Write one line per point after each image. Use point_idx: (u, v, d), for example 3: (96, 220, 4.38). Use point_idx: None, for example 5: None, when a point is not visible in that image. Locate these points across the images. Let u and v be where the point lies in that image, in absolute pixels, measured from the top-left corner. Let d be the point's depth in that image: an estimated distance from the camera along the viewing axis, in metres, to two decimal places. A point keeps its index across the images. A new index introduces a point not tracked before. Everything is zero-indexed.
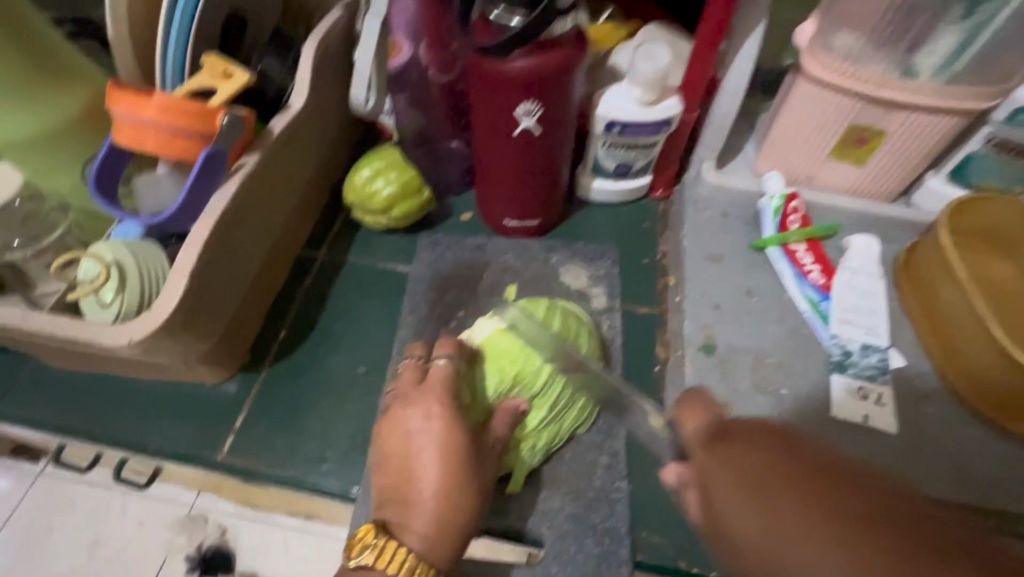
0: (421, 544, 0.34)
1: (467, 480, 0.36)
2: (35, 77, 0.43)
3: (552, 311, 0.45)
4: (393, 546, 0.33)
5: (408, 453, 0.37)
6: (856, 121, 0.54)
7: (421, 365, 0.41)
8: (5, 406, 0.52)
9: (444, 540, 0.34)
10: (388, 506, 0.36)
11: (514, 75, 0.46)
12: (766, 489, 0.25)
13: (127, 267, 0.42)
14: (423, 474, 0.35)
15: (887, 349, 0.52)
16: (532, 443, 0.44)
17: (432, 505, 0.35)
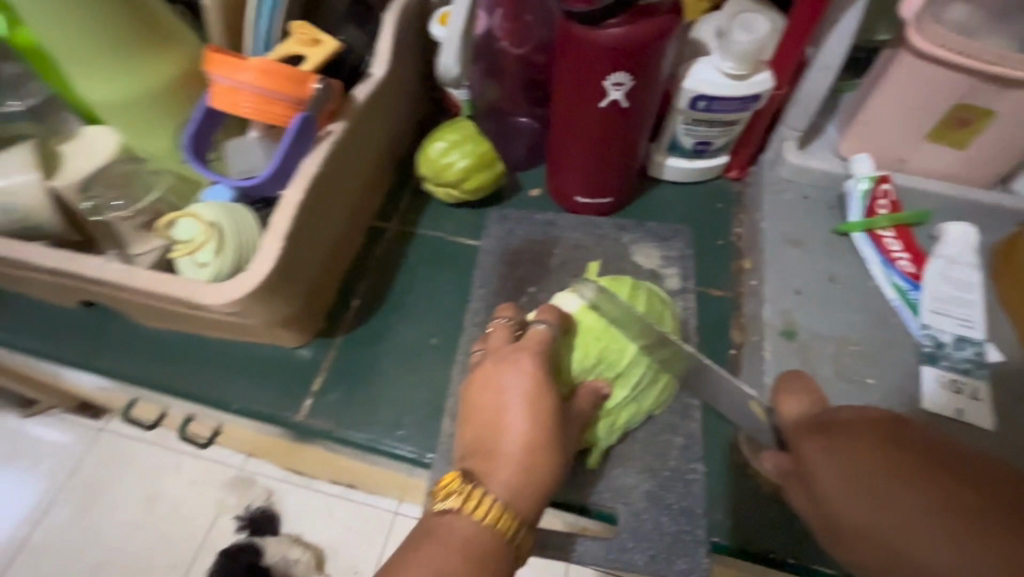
0: (506, 493, 0.33)
1: (552, 444, 0.36)
2: (137, 42, 0.44)
3: (637, 290, 0.46)
4: (479, 492, 0.33)
5: (496, 409, 0.37)
6: (962, 100, 0.50)
7: (513, 328, 0.42)
8: (103, 358, 0.55)
9: (529, 492, 0.34)
10: (471, 459, 0.36)
11: (608, 43, 0.45)
12: (870, 475, 0.28)
13: (226, 229, 0.43)
14: (511, 430, 0.35)
15: (983, 342, 0.49)
16: (611, 422, 0.44)
17: (517, 456, 0.35)
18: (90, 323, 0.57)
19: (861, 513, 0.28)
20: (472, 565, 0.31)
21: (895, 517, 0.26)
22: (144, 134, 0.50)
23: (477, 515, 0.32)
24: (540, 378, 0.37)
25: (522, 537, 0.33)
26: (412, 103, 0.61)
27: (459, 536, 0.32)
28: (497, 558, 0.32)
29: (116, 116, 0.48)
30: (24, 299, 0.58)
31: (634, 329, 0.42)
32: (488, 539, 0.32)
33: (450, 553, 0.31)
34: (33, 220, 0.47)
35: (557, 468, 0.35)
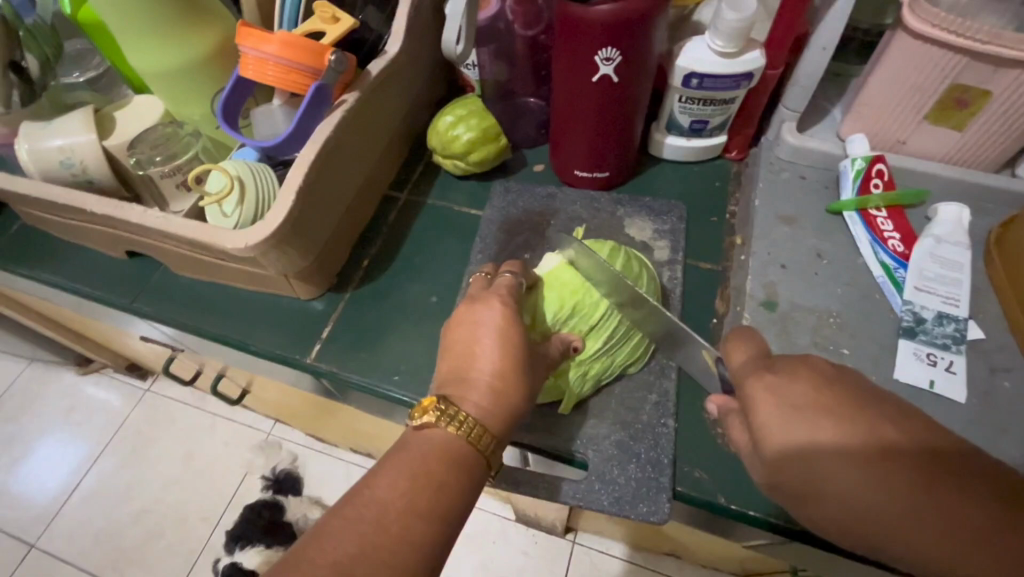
0: (478, 412, 0.37)
1: (520, 375, 0.39)
2: (182, 20, 0.50)
3: (616, 253, 0.49)
4: (453, 411, 0.37)
5: (470, 343, 0.40)
6: (956, 81, 0.51)
7: (489, 278, 0.46)
8: (144, 302, 0.62)
9: (499, 411, 0.38)
10: (446, 385, 0.40)
11: (598, 20, 0.48)
12: (810, 408, 0.34)
13: (247, 182, 0.49)
14: (482, 362, 0.39)
15: (967, 320, 0.49)
16: (585, 370, 0.47)
17: (487, 383, 0.38)
18: (135, 271, 0.64)
19: (795, 435, 0.34)
20: (447, 466, 0.35)
21: (825, 441, 0.33)
22: (184, 102, 0.56)
23: (451, 428, 0.36)
24: (511, 324, 0.41)
25: (493, 449, 0.37)
26: (426, 80, 0.66)
27: (435, 446, 0.36)
28: (470, 466, 0.36)
29: (161, 85, 0.54)
30: (82, 250, 0.66)
31: (608, 286, 0.47)
32: (461, 448, 0.36)
33: (427, 458, 0.35)
34: (88, 174, 0.54)
35: (524, 392, 0.39)
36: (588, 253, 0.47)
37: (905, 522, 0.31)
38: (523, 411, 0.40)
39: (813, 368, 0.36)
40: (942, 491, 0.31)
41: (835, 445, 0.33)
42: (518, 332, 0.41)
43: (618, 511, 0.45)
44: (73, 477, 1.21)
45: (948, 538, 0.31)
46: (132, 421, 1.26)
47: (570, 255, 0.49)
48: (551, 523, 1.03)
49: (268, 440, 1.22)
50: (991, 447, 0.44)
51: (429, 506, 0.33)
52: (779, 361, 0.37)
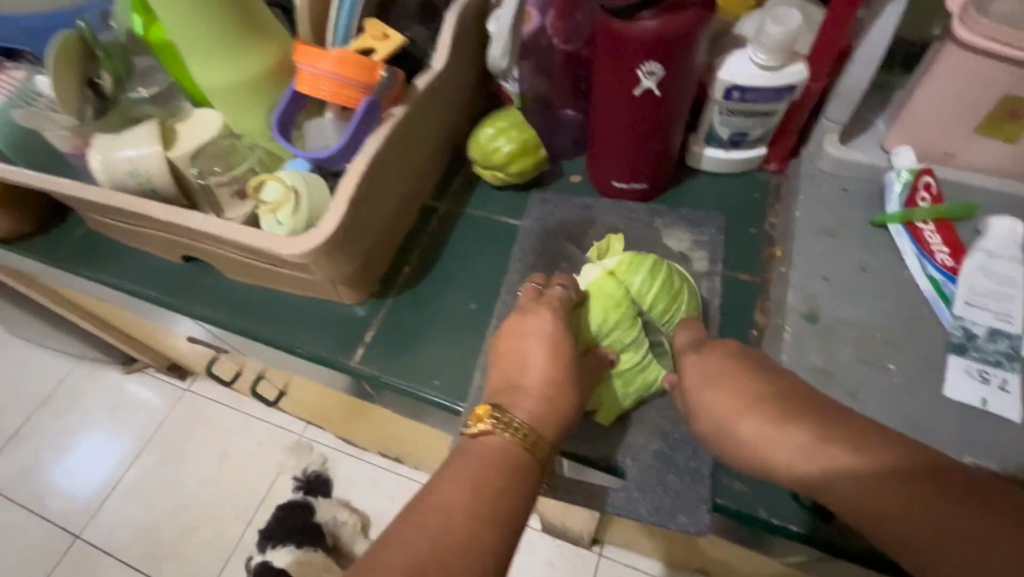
0: (530, 418, 0.39)
1: (569, 386, 0.42)
2: (245, 37, 0.54)
3: (658, 267, 0.48)
4: (508, 417, 0.39)
5: (522, 353, 0.43)
6: (1010, 92, 0.50)
7: (540, 289, 0.47)
8: (198, 304, 0.65)
9: (550, 418, 0.40)
10: (497, 395, 0.42)
11: (645, 36, 0.49)
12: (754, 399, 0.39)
13: (301, 191, 0.52)
14: (533, 372, 0.42)
15: (1020, 336, 0.48)
16: (625, 383, 0.47)
17: (539, 392, 0.41)
18: (190, 275, 0.68)
19: (750, 427, 0.38)
20: (505, 471, 0.36)
21: (779, 426, 0.37)
22: (240, 116, 0.58)
23: (506, 434, 0.38)
24: (560, 336, 0.43)
25: (546, 454, 0.39)
26: (466, 93, 0.67)
27: (492, 452, 0.37)
28: (527, 471, 0.37)
29: (220, 100, 0.57)
30: (140, 254, 0.70)
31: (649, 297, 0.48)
32: (517, 453, 0.37)
33: (487, 465, 0.36)
34: (152, 184, 0.57)
35: (573, 401, 0.41)
36: (631, 264, 0.48)
37: (900, 509, 0.33)
38: (572, 420, 0.41)
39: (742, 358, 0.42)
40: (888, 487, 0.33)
41: (790, 430, 0.37)
42: (566, 345, 0.43)
43: (657, 521, 0.45)
44: (118, 470, 1.26)
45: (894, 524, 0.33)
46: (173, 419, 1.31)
47: (610, 266, 0.48)
48: (577, 533, 1.03)
49: (300, 441, 1.25)
50: None
51: (492, 511, 0.34)
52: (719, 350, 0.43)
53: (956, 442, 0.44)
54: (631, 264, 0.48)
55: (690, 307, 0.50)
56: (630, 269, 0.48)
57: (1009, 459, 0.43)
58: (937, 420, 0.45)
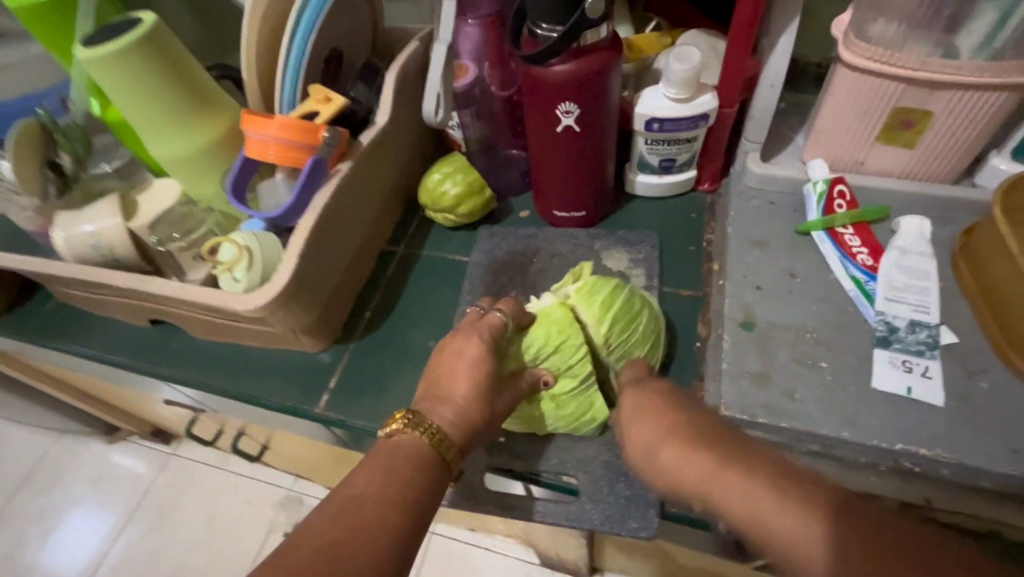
0: (444, 422, 0.44)
1: (487, 395, 0.46)
2: (194, 110, 0.57)
3: (619, 291, 0.50)
4: (420, 419, 0.43)
5: (453, 366, 0.46)
6: (900, 104, 0.55)
7: (481, 313, 0.50)
8: (167, 365, 0.67)
9: (464, 423, 0.44)
10: (422, 402, 0.46)
11: (557, 78, 0.53)
12: (765, 488, 0.38)
13: (254, 251, 0.54)
14: (457, 387, 0.45)
15: (938, 326, 0.52)
16: (558, 410, 0.49)
17: (457, 400, 0.45)
18: (158, 337, 0.69)
19: (761, 512, 0.37)
20: (415, 465, 0.41)
21: (790, 505, 0.36)
22: (197, 182, 0.62)
23: (417, 434, 0.42)
24: (484, 361, 0.46)
25: (454, 456, 0.43)
26: (414, 142, 0.71)
27: (405, 450, 0.42)
28: (435, 466, 0.42)
29: (176, 169, 0.60)
30: (109, 322, 0.72)
31: (601, 318, 0.49)
32: (427, 452, 0.42)
33: (400, 461, 0.41)
34: (114, 254, 0.60)
35: (487, 408, 0.46)
36: (589, 291, 0.50)
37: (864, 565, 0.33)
38: (487, 424, 0.46)
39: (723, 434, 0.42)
40: (851, 542, 0.34)
41: (810, 519, 0.36)
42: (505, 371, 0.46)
43: (611, 529, 0.47)
44: (102, 545, 1.23)
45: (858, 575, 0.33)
46: (158, 486, 1.29)
47: (571, 292, 0.51)
48: (574, 564, 1.02)
49: (289, 495, 1.24)
50: (972, 447, 0.45)
51: (398, 497, 0.38)
52: (653, 400, 0.46)
53: (885, 429, 0.47)
54: (592, 289, 0.50)
55: (649, 333, 0.52)
56: (587, 294, 0.50)
57: (936, 442, 0.46)
58: (867, 411, 0.48)
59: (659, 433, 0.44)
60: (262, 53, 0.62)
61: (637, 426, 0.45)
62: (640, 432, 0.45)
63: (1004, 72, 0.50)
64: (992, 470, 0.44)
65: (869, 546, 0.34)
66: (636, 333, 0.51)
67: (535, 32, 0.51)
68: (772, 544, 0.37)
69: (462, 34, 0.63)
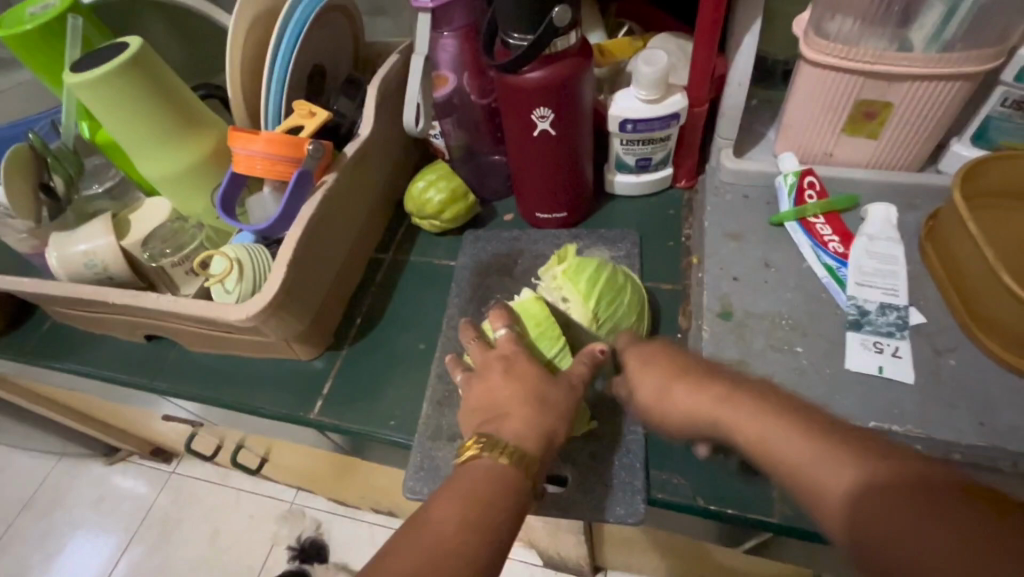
0: (514, 438, 0.43)
1: (547, 410, 0.45)
2: (182, 130, 0.59)
3: (602, 268, 0.55)
4: (496, 440, 0.43)
5: (496, 387, 0.47)
6: (861, 96, 0.57)
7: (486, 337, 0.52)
8: (163, 379, 0.68)
9: (534, 437, 0.44)
10: (484, 419, 0.45)
11: (531, 85, 0.55)
12: (772, 412, 0.38)
13: (244, 262, 0.56)
14: (513, 405, 0.45)
15: (906, 307, 0.54)
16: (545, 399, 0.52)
17: (521, 415, 0.44)
18: (153, 353, 0.71)
19: (766, 434, 0.37)
20: (495, 486, 0.40)
21: (796, 429, 0.36)
22: (187, 200, 0.63)
23: (494, 455, 0.42)
24: (533, 376, 0.47)
25: (535, 470, 0.42)
26: (398, 152, 0.73)
27: (483, 472, 0.41)
28: (515, 486, 0.41)
29: (165, 187, 0.62)
30: (106, 340, 0.73)
31: (589, 294, 0.54)
32: (513, 474, 0.41)
33: (486, 484, 0.40)
34: (108, 272, 0.61)
35: (552, 421, 0.45)
36: (576, 270, 0.54)
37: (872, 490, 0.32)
38: (554, 431, 0.45)
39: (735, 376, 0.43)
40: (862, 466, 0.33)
41: (820, 442, 0.35)
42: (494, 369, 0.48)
43: (596, 515, 0.49)
44: (107, 567, 1.23)
45: (862, 498, 0.32)
46: (160, 505, 1.30)
47: (559, 274, 0.55)
48: (577, 563, 1.03)
49: (292, 508, 1.25)
50: (942, 422, 0.47)
51: (479, 523, 0.38)
52: (668, 348, 0.48)
53: (859, 409, 0.48)
54: (578, 268, 0.55)
55: (632, 303, 0.56)
56: (573, 274, 0.54)
57: (907, 419, 0.47)
58: (842, 392, 0.50)
59: (675, 374, 0.45)
60: (246, 72, 0.64)
61: (655, 372, 0.47)
62: (656, 379, 0.46)
63: (958, 62, 0.52)
64: (961, 443, 0.46)
65: (887, 471, 0.32)
66: (622, 303, 0.56)
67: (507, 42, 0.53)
68: (778, 465, 0.36)
69: (440, 46, 0.65)
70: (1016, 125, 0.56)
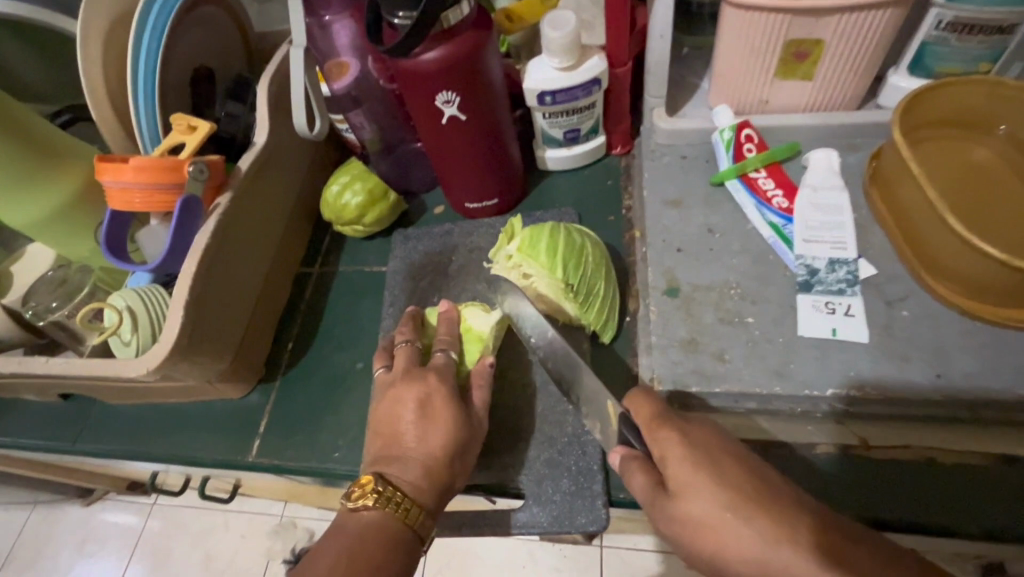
0: (411, 488, 0.40)
1: (450, 454, 0.41)
2: (41, 166, 0.51)
3: (557, 232, 0.51)
4: (390, 491, 0.39)
5: (394, 419, 0.43)
6: (790, 36, 0.52)
7: (413, 347, 0.47)
8: (88, 439, 0.62)
9: (428, 486, 0.40)
10: (381, 460, 0.42)
11: (427, 68, 0.49)
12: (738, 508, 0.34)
13: (136, 310, 0.50)
14: (413, 439, 0.42)
15: (856, 260, 0.51)
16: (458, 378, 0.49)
17: (419, 458, 0.41)
18: (74, 412, 0.65)
19: (731, 539, 0.34)
20: (377, 543, 0.37)
21: (760, 522, 0.34)
22: (67, 244, 0.56)
23: (385, 510, 0.38)
24: (434, 402, 0.43)
25: (424, 522, 0.39)
26: (308, 156, 0.66)
27: (369, 529, 0.38)
28: (401, 542, 0.38)
29: (38, 234, 0.54)
30: (19, 403, 0.67)
31: (557, 265, 0.49)
32: (398, 528, 0.38)
33: (361, 541, 0.37)
34: None
35: (450, 466, 0.41)
36: (532, 239, 0.50)
37: None
38: (455, 480, 0.42)
39: (753, 468, 0.36)
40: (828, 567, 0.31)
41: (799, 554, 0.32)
42: (440, 396, 0.43)
43: (560, 529, 0.46)
44: None
45: None
46: (151, 530, 1.18)
47: (514, 249, 0.51)
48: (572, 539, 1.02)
49: (283, 520, 1.13)
50: (898, 377, 0.45)
51: None
52: (673, 425, 0.38)
53: (816, 377, 0.46)
54: (532, 240, 0.50)
55: (599, 259, 0.53)
56: (530, 248, 0.50)
57: (864, 381, 0.45)
58: (796, 360, 0.47)
59: (690, 474, 0.36)
60: (111, 89, 0.56)
61: (666, 465, 0.37)
62: (669, 472, 0.37)
63: None
64: (918, 398, 0.44)
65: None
66: (591, 269, 0.51)
67: (392, 22, 0.47)
68: None
69: (332, 30, 0.58)
70: (953, 49, 0.52)
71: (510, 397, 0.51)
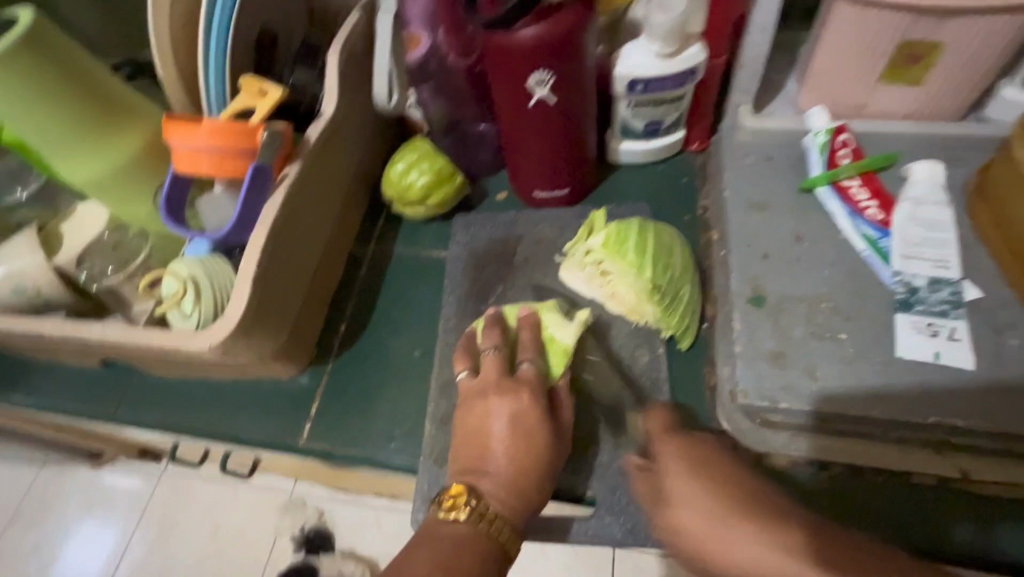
0: (499, 501, 0.39)
1: (536, 468, 0.41)
2: (110, 124, 0.49)
3: (644, 231, 0.49)
4: (483, 504, 0.38)
5: (479, 428, 0.42)
6: (908, 37, 0.49)
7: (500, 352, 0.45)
8: (128, 409, 0.60)
9: (516, 498, 0.40)
10: (464, 471, 0.41)
11: (525, 44, 0.46)
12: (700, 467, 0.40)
13: (202, 283, 0.48)
14: (494, 450, 0.41)
15: (960, 281, 0.48)
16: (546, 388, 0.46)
17: (504, 468, 0.40)
18: (111, 379, 0.62)
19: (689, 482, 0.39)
20: (467, 552, 0.36)
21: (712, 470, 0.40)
22: (124, 206, 0.53)
23: (478, 521, 0.37)
24: (516, 407, 0.42)
25: (513, 539, 0.38)
26: (370, 128, 0.63)
27: (462, 539, 0.37)
28: (492, 555, 0.37)
29: (98, 194, 0.51)
30: (53, 367, 0.64)
31: (648, 267, 0.48)
32: (489, 541, 0.37)
33: (454, 551, 0.36)
34: (43, 296, 0.53)
35: (537, 479, 0.41)
36: (619, 237, 0.49)
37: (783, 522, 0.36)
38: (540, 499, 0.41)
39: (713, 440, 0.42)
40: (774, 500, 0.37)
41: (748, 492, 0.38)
42: (523, 404, 0.42)
43: (634, 541, 0.45)
44: None
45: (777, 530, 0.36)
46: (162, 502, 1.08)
47: (599, 244, 0.49)
48: None
49: None
50: (1005, 409, 0.43)
51: None
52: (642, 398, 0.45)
53: (917, 404, 0.44)
54: (619, 236, 0.49)
55: (685, 263, 0.51)
56: (616, 246, 0.49)
57: (970, 412, 0.43)
58: (894, 385, 0.45)
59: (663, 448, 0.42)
60: (178, 44, 0.53)
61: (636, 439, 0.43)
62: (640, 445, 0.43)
63: None
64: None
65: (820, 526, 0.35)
66: (675, 272, 0.50)
67: None
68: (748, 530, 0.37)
69: None
70: None
71: (581, 401, 0.49)
